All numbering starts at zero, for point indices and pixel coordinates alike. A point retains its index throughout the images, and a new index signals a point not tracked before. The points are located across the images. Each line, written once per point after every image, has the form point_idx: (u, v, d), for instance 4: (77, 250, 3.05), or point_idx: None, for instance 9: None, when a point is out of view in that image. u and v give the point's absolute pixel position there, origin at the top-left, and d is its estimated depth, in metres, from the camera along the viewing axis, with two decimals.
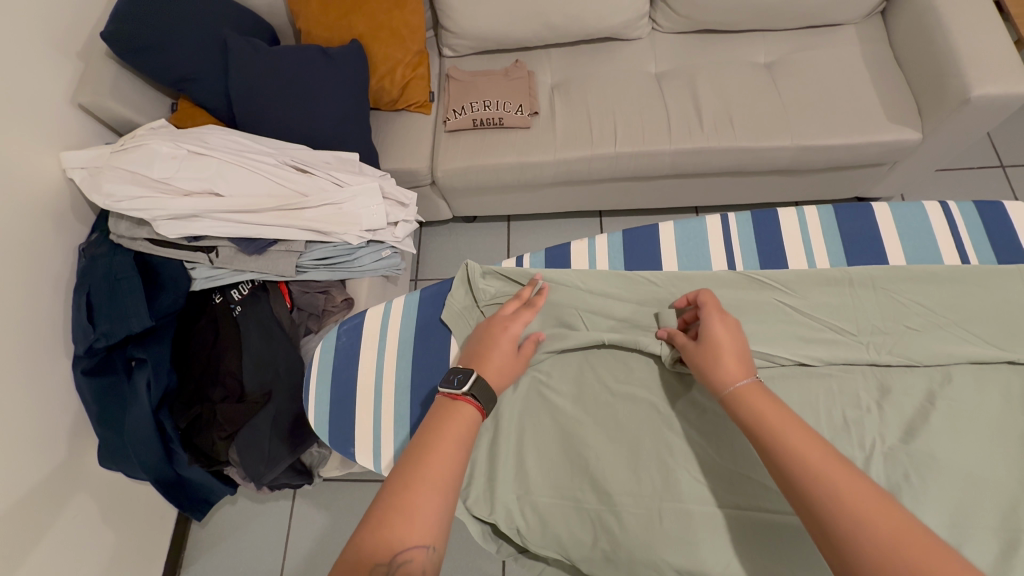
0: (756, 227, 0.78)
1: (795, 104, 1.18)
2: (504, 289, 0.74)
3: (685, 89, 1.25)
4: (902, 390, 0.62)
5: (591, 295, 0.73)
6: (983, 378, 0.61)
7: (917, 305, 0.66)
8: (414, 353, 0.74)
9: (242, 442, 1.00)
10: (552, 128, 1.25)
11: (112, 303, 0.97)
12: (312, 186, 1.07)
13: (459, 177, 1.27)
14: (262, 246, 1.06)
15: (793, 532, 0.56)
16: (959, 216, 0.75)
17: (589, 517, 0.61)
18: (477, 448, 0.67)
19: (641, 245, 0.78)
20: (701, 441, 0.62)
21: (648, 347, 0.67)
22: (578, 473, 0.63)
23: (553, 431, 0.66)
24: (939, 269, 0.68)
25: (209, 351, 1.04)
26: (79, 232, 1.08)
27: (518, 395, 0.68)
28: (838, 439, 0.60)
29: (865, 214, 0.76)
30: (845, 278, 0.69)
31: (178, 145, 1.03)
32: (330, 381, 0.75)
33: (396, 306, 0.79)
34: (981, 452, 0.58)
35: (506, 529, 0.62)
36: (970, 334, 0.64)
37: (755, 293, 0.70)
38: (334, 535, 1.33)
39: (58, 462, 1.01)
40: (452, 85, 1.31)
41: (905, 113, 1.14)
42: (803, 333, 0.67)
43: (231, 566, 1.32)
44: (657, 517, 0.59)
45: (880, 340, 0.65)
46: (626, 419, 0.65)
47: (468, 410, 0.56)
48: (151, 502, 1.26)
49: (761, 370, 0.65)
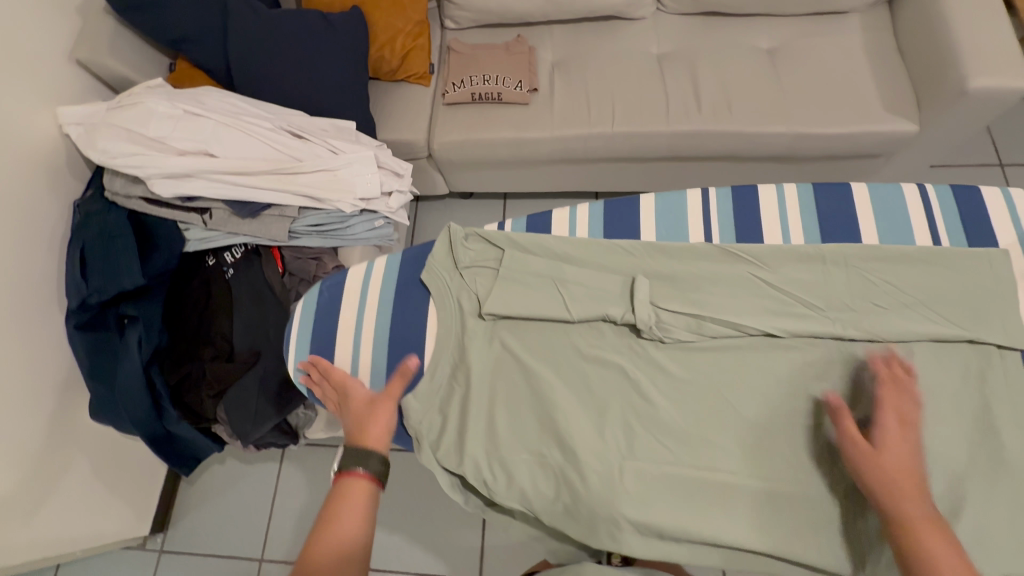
0: (735, 201, 0.77)
1: (792, 91, 1.18)
2: (485, 251, 0.73)
3: (685, 72, 1.25)
4: (864, 364, 0.63)
5: (567, 262, 0.71)
6: (946, 359, 0.62)
7: (887, 285, 0.66)
8: (394, 315, 0.74)
9: (229, 398, 1.02)
10: (550, 106, 1.25)
11: (105, 259, 0.99)
12: (306, 152, 1.07)
13: (454, 150, 1.27)
14: (256, 210, 1.06)
15: (740, 494, 0.60)
16: (933, 197, 0.75)
17: (553, 472, 0.62)
18: (450, 403, 0.67)
19: (621, 216, 0.77)
20: (670, 408, 0.63)
21: (618, 317, 0.66)
22: (545, 430, 0.64)
23: (528, 392, 0.66)
24: (914, 250, 0.67)
25: (201, 311, 1.06)
26: (74, 189, 1.08)
27: (489, 353, 0.68)
28: (799, 411, 0.62)
29: (845, 193, 0.76)
30: (819, 255, 0.68)
31: (174, 105, 1.02)
32: (311, 340, 0.74)
33: (378, 266, 0.78)
34: (932, 425, 0.60)
35: (473, 481, 0.63)
36: (937, 313, 0.64)
37: (727, 267, 0.68)
38: (318, 497, 1.36)
39: (51, 414, 1.04)
40: (452, 57, 1.31)
41: (902, 105, 1.14)
42: (774, 307, 0.66)
43: (218, 522, 1.36)
44: (618, 475, 0.60)
45: (847, 316, 0.64)
46: (599, 384, 0.65)
47: (367, 482, 0.60)
48: (142, 459, 1.29)
49: (728, 340, 0.65)
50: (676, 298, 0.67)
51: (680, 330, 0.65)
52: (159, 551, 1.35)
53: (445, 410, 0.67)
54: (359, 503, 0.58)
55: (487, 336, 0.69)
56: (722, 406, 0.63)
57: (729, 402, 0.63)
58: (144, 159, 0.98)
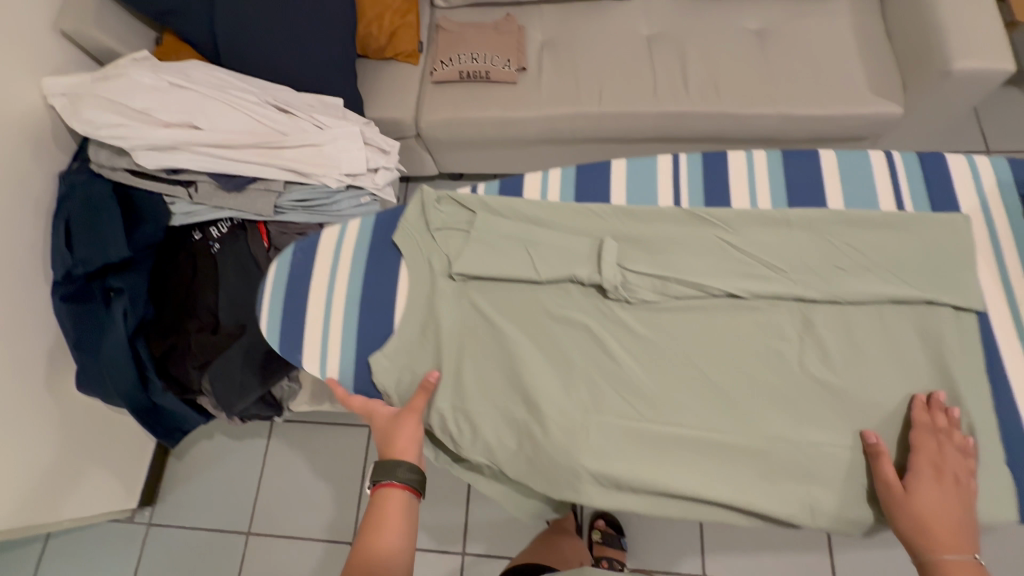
0: (706, 167, 0.74)
1: (779, 73, 1.18)
2: (457, 214, 0.72)
3: (674, 54, 1.25)
4: (826, 325, 0.64)
5: (537, 224, 0.70)
6: (907, 321, 0.63)
7: (849, 248, 0.66)
8: (366, 275, 0.72)
9: (215, 370, 1.02)
10: (538, 86, 1.25)
11: (90, 230, 0.99)
12: (291, 126, 1.08)
13: (442, 129, 1.27)
14: (241, 183, 1.07)
15: (702, 447, 0.61)
16: (900, 166, 0.72)
17: (518, 426, 0.63)
18: (419, 362, 0.67)
19: (592, 182, 0.75)
20: (634, 365, 0.64)
21: (584, 278, 0.66)
22: (511, 386, 0.64)
23: (494, 348, 0.66)
24: (876, 214, 0.67)
25: (187, 285, 1.07)
26: (60, 161, 1.08)
27: (457, 312, 0.67)
28: (761, 370, 0.63)
29: (812, 159, 0.74)
30: (784, 219, 0.68)
31: (158, 75, 1.02)
32: (284, 303, 0.72)
33: (350, 227, 0.76)
34: (884, 382, 0.62)
35: (440, 434, 0.65)
36: (898, 276, 0.64)
37: (694, 230, 0.68)
38: (305, 474, 1.38)
39: (36, 384, 1.04)
40: (441, 36, 1.31)
41: (888, 87, 1.14)
42: (740, 270, 0.66)
43: (207, 497, 1.38)
44: (580, 429, 0.61)
45: (809, 279, 0.65)
46: (566, 343, 0.65)
47: (401, 492, 0.62)
48: (130, 433, 1.30)
49: (692, 300, 0.66)
50: (643, 259, 0.67)
51: (646, 290, 0.66)
52: (147, 524, 1.37)
53: (414, 370, 0.67)
54: (396, 510, 0.62)
55: (457, 294, 0.68)
56: (687, 366, 0.64)
57: (693, 361, 0.64)
58: (128, 129, 0.98)
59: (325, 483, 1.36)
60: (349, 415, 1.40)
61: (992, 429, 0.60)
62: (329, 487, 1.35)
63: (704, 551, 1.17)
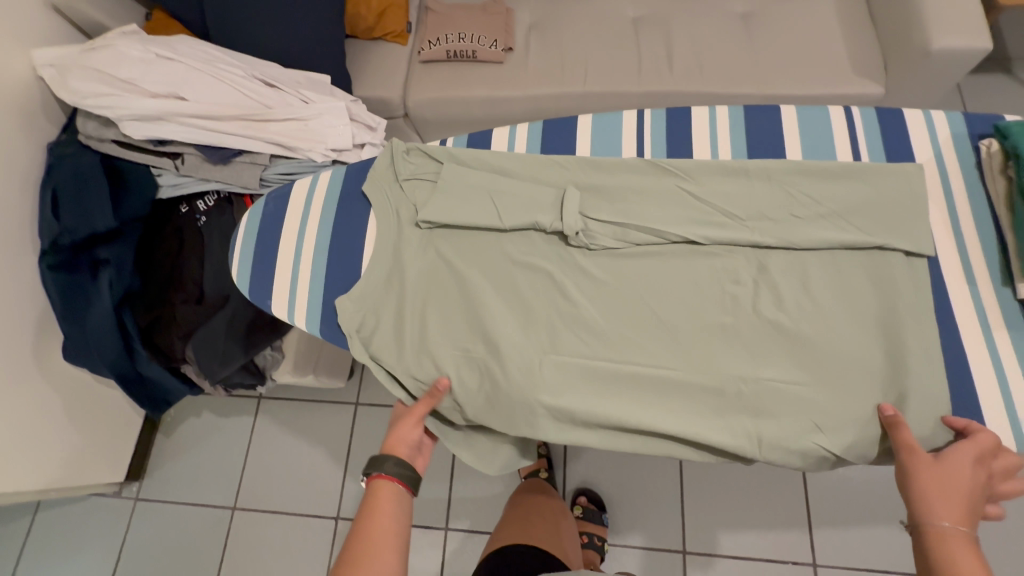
0: (668, 123, 0.74)
1: (763, 53, 1.20)
2: (424, 164, 0.71)
3: (659, 35, 1.26)
4: (780, 271, 0.61)
5: (502, 175, 0.69)
6: (872, 271, 0.60)
7: (804, 195, 0.62)
8: (335, 227, 0.72)
9: (198, 339, 1.03)
10: (524, 65, 1.26)
11: (78, 199, 1.01)
12: (276, 99, 1.08)
13: (430, 108, 1.28)
14: (227, 156, 1.07)
15: (669, 390, 0.59)
16: (858, 122, 0.72)
17: (478, 366, 0.62)
18: (384, 305, 0.66)
19: (559, 134, 0.75)
20: (593, 307, 0.63)
21: (546, 225, 0.64)
22: (473, 327, 0.63)
23: (456, 290, 0.65)
24: (832, 164, 0.64)
25: (173, 258, 1.06)
26: (49, 133, 1.09)
27: (423, 257, 0.67)
28: (716, 315, 0.61)
29: (772, 113, 0.74)
30: (744, 168, 0.65)
31: (146, 48, 1.04)
32: (255, 250, 0.73)
33: (323, 178, 0.77)
34: (846, 329, 0.59)
35: (404, 375, 0.63)
36: (856, 226, 0.61)
37: (651, 179, 0.66)
38: (290, 451, 1.37)
39: (23, 352, 1.05)
40: (430, 17, 1.33)
41: (870, 68, 1.15)
42: (694, 217, 0.63)
43: (193, 473, 1.39)
44: (539, 367, 0.60)
45: (764, 225, 0.62)
46: (528, 288, 0.64)
47: (390, 487, 0.60)
48: (117, 408, 1.31)
49: (648, 246, 0.64)
50: (604, 207, 0.65)
51: (605, 236, 0.64)
52: (134, 499, 1.38)
53: (379, 313, 0.65)
54: (385, 501, 0.59)
55: (423, 241, 0.68)
56: (644, 313, 0.62)
57: (650, 307, 0.62)
58: (114, 99, 1.00)
59: (310, 460, 1.36)
60: (335, 393, 1.40)
61: (964, 385, 0.59)
62: (314, 464, 1.35)
63: (686, 527, 1.17)
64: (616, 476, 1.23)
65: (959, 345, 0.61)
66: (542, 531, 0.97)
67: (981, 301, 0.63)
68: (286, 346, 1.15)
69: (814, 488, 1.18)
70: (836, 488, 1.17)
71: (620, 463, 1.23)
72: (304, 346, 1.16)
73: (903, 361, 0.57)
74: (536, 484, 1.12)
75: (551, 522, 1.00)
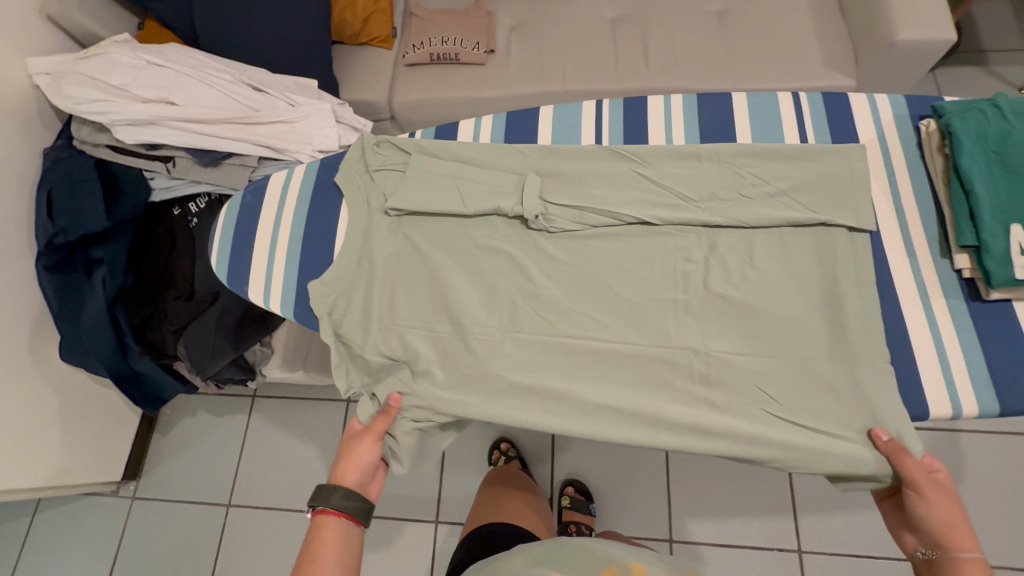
0: (626, 112, 0.77)
1: (738, 49, 1.22)
2: (393, 156, 0.74)
3: (637, 34, 1.29)
4: (729, 247, 0.64)
5: (467, 164, 0.71)
6: (823, 247, 0.62)
7: (753, 176, 0.65)
8: (311, 216, 0.75)
9: (189, 334, 1.05)
10: (505, 66, 1.29)
11: (71, 200, 1.04)
12: (263, 103, 1.12)
13: (415, 110, 1.32)
14: (217, 158, 1.10)
15: (626, 363, 0.61)
16: (805, 105, 0.75)
17: (440, 342, 0.64)
18: (352, 289, 0.68)
19: (522, 125, 0.78)
20: (552, 286, 0.65)
21: (508, 210, 0.67)
22: (438, 306, 0.66)
23: (420, 272, 0.68)
24: (782, 147, 0.66)
25: (165, 258, 1.08)
26: (44, 138, 1.13)
27: (391, 243, 0.70)
28: (671, 290, 0.63)
29: (725, 101, 0.76)
30: (695, 152, 0.67)
31: (137, 55, 1.08)
32: (233, 239, 0.76)
33: (299, 173, 0.80)
34: (794, 300, 0.61)
35: (366, 353, 0.65)
36: (803, 204, 0.63)
37: (610, 164, 0.68)
38: (282, 448, 1.39)
39: (20, 351, 1.08)
40: (414, 22, 1.36)
41: (841, 60, 1.17)
42: (651, 200, 0.66)
43: (188, 471, 1.41)
44: (499, 342, 0.63)
45: (716, 206, 0.64)
46: (491, 270, 0.67)
47: (338, 518, 0.60)
48: (112, 407, 1.33)
49: (605, 228, 0.66)
50: (562, 191, 0.67)
51: (564, 219, 0.67)
52: (132, 497, 1.41)
53: (347, 296, 0.68)
54: (331, 532, 0.60)
55: (392, 229, 0.71)
56: (606, 293, 0.64)
57: (611, 287, 0.64)
58: (106, 105, 1.03)
59: (302, 456, 1.38)
60: (327, 390, 1.43)
61: (912, 357, 0.61)
62: (307, 460, 1.37)
63: (672, 516, 1.19)
64: (603, 467, 1.25)
65: (900, 315, 0.63)
66: (521, 511, 0.99)
67: (922, 272, 0.65)
68: (274, 342, 1.17)
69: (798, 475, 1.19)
70: None
71: (606, 454, 1.25)
72: (292, 341, 1.18)
73: (846, 330, 0.59)
74: (514, 472, 1.14)
75: (529, 505, 1.03)
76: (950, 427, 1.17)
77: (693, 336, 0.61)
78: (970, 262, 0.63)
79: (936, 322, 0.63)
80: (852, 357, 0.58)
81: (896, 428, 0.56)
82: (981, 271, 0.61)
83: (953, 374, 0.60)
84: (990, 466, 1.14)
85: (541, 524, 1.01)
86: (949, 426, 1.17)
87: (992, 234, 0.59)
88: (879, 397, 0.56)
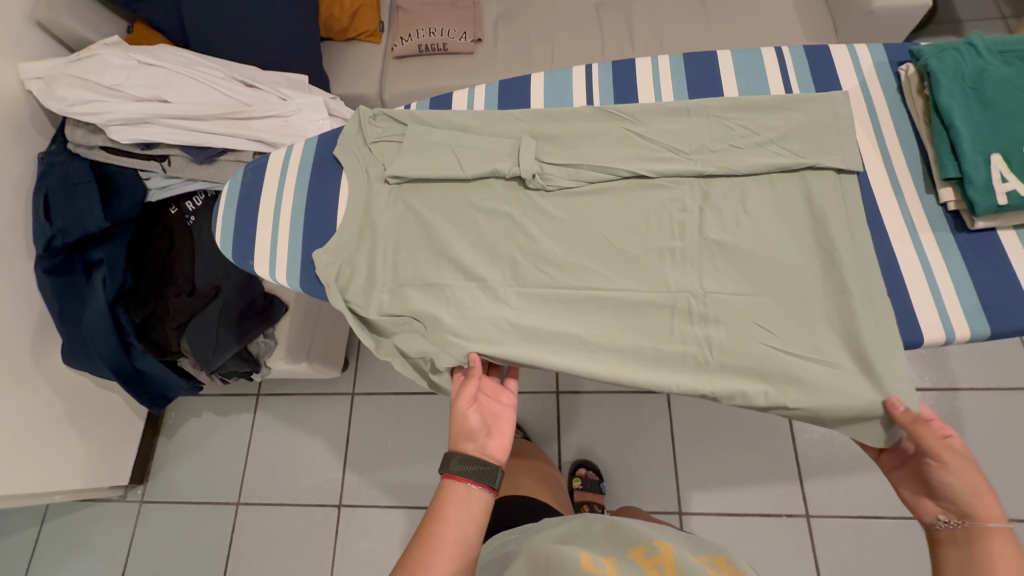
0: (617, 77, 0.79)
1: (721, 24, 1.25)
2: (390, 129, 0.75)
3: (621, 16, 1.31)
4: (721, 195, 0.65)
5: (465, 131, 0.73)
6: (814, 193, 0.64)
7: (741, 128, 0.67)
8: (310, 189, 0.76)
9: (191, 330, 1.05)
10: (493, 54, 1.31)
11: (67, 201, 1.03)
12: (256, 98, 1.13)
13: (406, 101, 1.33)
14: (211, 155, 1.11)
15: (624, 310, 0.63)
16: (787, 57, 0.77)
17: (444, 299, 0.66)
18: (358, 254, 0.70)
19: (513, 94, 0.80)
20: (550, 240, 0.67)
21: (505, 171, 0.68)
22: (441, 265, 0.67)
23: (421, 232, 0.70)
24: (770, 99, 0.68)
25: (163, 257, 1.09)
26: (38, 143, 1.13)
27: (391, 209, 0.71)
28: (664, 237, 0.65)
29: (712, 61, 0.78)
30: (684, 107, 0.69)
31: (128, 56, 1.08)
32: (236, 218, 0.78)
33: (296, 150, 0.81)
34: (786, 241, 0.63)
35: (374, 312, 0.66)
36: (791, 151, 0.65)
37: (602, 124, 0.70)
38: (290, 443, 1.40)
39: (22, 356, 1.08)
40: (400, 15, 1.38)
41: (820, 31, 1.20)
42: (644, 154, 0.67)
43: (195, 472, 1.41)
44: (502, 297, 0.64)
45: (708, 156, 0.66)
46: (490, 229, 0.68)
47: (464, 484, 0.58)
48: (116, 412, 1.33)
49: (599, 183, 0.68)
50: (557, 152, 0.69)
51: (561, 176, 0.68)
52: (140, 502, 1.40)
53: (353, 261, 0.69)
54: (455, 502, 0.57)
55: (392, 195, 0.72)
56: (602, 245, 0.66)
57: (608, 241, 0.66)
58: (100, 105, 1.04)
59: (310, 449, 1.38)
60: (333, 384, 1.44)
61: (905, 294, 0.63)
62: (315, 454, 1.38)
63: (680, 488, 1.20)
64: (610, 444, 1.26)
65: (892, 250, 0.65)
66: (532, 482, 1.01)
67: (909, 208, 0.67)
68: (278, 333, 1.17)
69: (801, 443, 1.21)
70: (823, 442, 1.20)
71: (611, 430, 1.26)
72: (295, 332, 1.18)
73: (837, 266, 0.60)
74: (520, 445, 1.15)
75: (540, 479, 1.04)
76: (948, 386, 1.19)
77: (689, 282, 0.63)
78: (954, 195, 0.65)
79: (927, 256, 0.64)
80: (845, 289, 0.59)
81: (892, 351, 0.57)
82: (965, 202, 0.64)
83: (944, 301, 0.62)
84: (992, 422, 1.15)
85: (553, 492, 1.02)
86: (947, 385, 1.19)
87: (973, 164, 0.61)
88: (874, 326, 0.58)
